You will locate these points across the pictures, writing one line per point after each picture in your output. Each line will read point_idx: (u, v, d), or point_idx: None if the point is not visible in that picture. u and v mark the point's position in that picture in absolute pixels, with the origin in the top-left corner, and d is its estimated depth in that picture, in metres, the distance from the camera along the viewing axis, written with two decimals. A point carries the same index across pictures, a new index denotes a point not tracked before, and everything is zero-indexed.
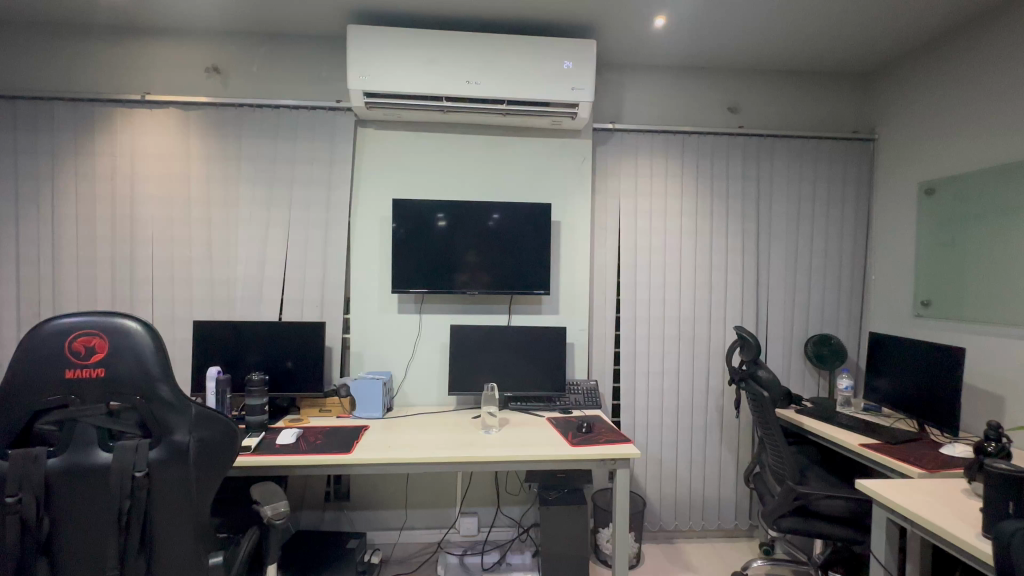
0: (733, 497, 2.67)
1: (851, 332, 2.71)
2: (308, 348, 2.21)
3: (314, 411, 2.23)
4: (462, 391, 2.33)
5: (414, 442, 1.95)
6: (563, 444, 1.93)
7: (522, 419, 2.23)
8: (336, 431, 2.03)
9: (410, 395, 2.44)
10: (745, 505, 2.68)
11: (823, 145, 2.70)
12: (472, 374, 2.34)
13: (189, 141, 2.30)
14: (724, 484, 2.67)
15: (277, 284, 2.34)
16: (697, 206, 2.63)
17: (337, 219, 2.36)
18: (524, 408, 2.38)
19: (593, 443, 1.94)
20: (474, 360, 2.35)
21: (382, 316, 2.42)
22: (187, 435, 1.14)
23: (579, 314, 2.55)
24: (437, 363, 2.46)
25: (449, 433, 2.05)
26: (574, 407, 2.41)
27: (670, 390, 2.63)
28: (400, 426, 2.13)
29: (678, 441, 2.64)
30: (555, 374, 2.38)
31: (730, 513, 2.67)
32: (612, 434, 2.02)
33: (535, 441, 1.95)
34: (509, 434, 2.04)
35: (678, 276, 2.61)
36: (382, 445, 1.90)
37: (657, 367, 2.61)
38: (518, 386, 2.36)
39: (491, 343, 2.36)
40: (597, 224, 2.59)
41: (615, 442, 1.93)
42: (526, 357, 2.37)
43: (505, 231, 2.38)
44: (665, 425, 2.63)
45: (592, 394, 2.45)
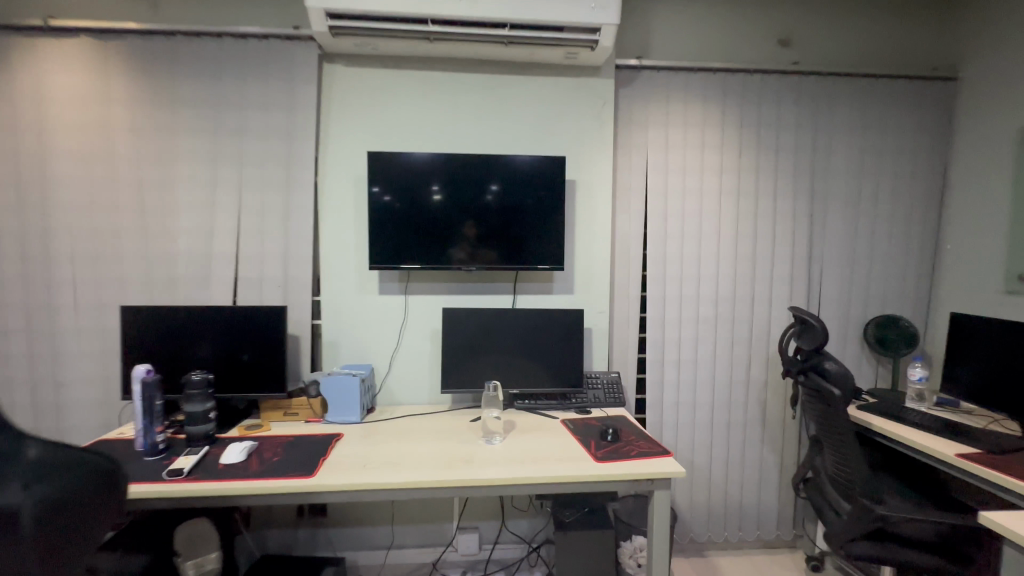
0: (775, 503, 2.30)
1: (918, 312, 2.29)
2: (268, 339, 1.79)
3: (277, 415, 1.83)
4: (459, 386, 1.93)
5: (397, 456, 1.53)
6: (587, 458, 1.52)
7: (533, 423, 1.82)
8: (301, 444, 1.61)
9: (397, 391, 2.04)
10: (789, 511, 2.32)
11: (893, 86, 2.22)
12: (470, 367, 1.94)
13: (109, 79, 1.82)
14: (765, 489, 2.30)
15: (228, 259, 1.90)
16: (741, 162, 2.17)
17: (300, 179, 1.90)
18: (534, 408, 1.97)
19: (624, 458, 1.53)
20: (473, 350, 1.94)
21: (360, 298, 1.99)
22: (28, 493, 0.77)
23: (599, 293, 2.13)
24: (428, 353, 2.04)
25: (442, 442, 1.64)
26: (594, 406, 2.01)
27: (704, 382, 2.22)
28: (382, 433, 1.72)
29: (713, 441, 2.25)
30: (570, 365, 1.97)
31: (771, 521, 2.30)
32: (647, 444, 1.62)
33: (551, 455, 1.54)
34: (519, 445, 1.62)
35: (717, 247, 2.17)
36: (356, 462, 1.49)
37: (690, 354, 2.20)
38: (526, 381, 1.95)
39: (493, 330, 1.95)
40: (620, 184, 2.13)
41: (652, 456, 1.53)
42: (537, 347, 1.96)
43: (510, 192, 1.93)
44: (697, 422, 2.24)
45: (616, 390, 2.05)
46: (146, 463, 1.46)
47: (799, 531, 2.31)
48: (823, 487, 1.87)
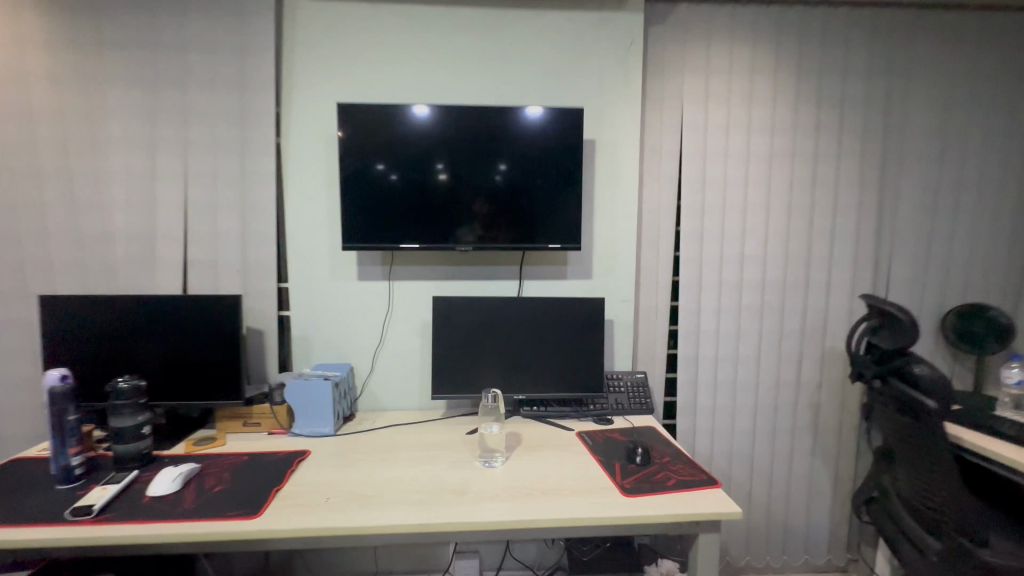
0: (826, 523, 1.96)
1: (1007, 299, 1.90)
2: (222, 335, 1.48)
3: (234, 427, 1.52)
4: (454, 390, 1.61)
5: (371, 484, 1.22)
6: (612, 490, 1.19)
7: (542, 437, 1.50)
8: (254, 469, 1.30)
9: (381, 395, 1.73)
10: (842, 533, 1.98)
11: (988, 20, 1.79)
12: (465, 368, 1.62)
13: (20, 16, 1.48)
14: (815, 507, 1.96)
15: (174, 238, 1.58)
16: (798, 116, 1.77)
17: (258, 139, 1.56)
18: (544, 416, 1.64)
19: (658, 490, 1.19)
20: (470, 348, 1.62)
21: (334, 285, 1.67)
22: None
23: (621, 278, 1.78)
24: (418, 350, 1.73)
25: (429, 463, 1.33)
26: (616, 414, 1.67)
27: (746, 383, 1.87)
28: (357, 450, 1.41)
29: (755, 452, 1.91)
30: (587, 365, 1.64)
31: (821, 545, 1.97)
32: (686, 470, 1.28)
33: (565, 485, 1.21)
34: (525, 469, 1.30)
35: (765, 221, 1.80)
36: (318, 494, 1.17)
37: (730, 350, 1.85)
38: (534, 384, 1.62)
39: (495, 324, 1.62)
40: (648, 145, 1.76)
41: (695, 488, 1.20)
42: (547, 343, 1.63)
43: (513, 154, 1.58)
44: (737, 430, 1.90)
45: (642, 395, 1.71)
46: (56, 494, 1.16)
47: (853, 555, 1.97)
48: (893, 506, 1.57)
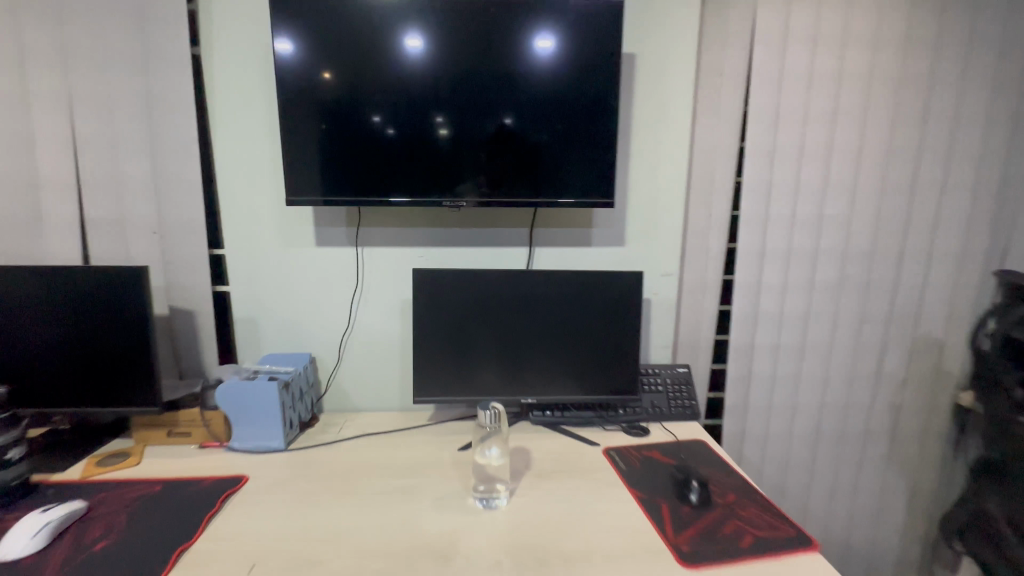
0: (894, 541, 1.63)
1: None
2: (125, 321, 1.10)
3: (156, 439, 1.17)
4: (443, 391, 1.24)
5: (321, 540, 0.87)
6: (663, 555, 0.83)
7: (559, 457, 1.13)
8: (167, 508, 0.95)
9: (352, 392, 1.37)
10: (912, 552, 1.65)
11: None
12: (457, 362, 1.24)
13: None
14: (883, 524, 1.62)
15: (67, 190, 1.18)
16: (911, 24, 1.29)
17: (170, 52, 1.13)
18: (558, 424, 1.28)
19: (732, 551, 0.84)
20: (464, 336, 1.24)
21: (286, 252, 1.28)
22: None
23: (659, 244, 1.37)
24: (399, 337, 1.35)
25: (406, 500, 0.97)
26: (652, 421, 1.31)
27: (812, 378, 1.49)
28: (310, 476, 1.05)
29: (817, 461, 1.55)
30: (614, 360, 1.26)
31: (887, 564, 1.65)
32: (762, 519, 0.92)
33: (596, 546, 0.85)
34: (539, 513, 0.94)
35: (852, 172, 1.36)
36: (242, 558, 0.82)
37: (794, 338, 1.46)
38: (546, 383, 1.26)
39: (496, 305, 1.23)
40: (704, 65, 1.30)
41: (780, 554, 0.83)
42: (565, 331, 1.25)
43: (523, 74, 1.14)
44: (796, 435, 1.53)
45: (684, 395, 1.35)
46: None
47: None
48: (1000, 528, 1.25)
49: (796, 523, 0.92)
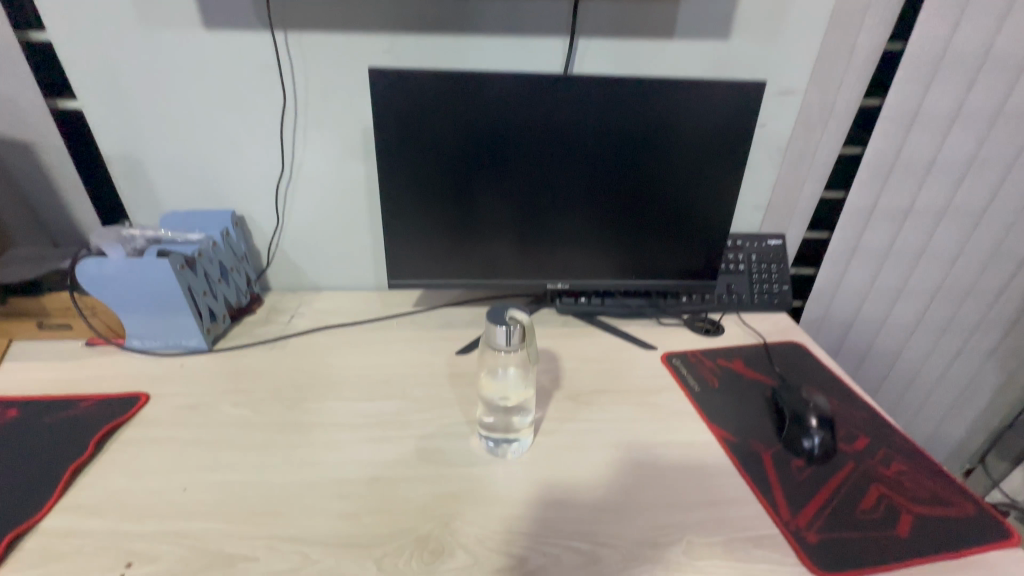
0: (971, 442, 1.39)
1: None
2: None
3: (25, 332, 0.82)
4: (431, 269, 0.86)
5: (242, 515, 0.56)
6: (771, 556, 0.53)
7: (599, 369, 0.80)
8: (18, 448, 0.63)
9: (307, 265, 0.98)
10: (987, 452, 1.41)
11: None
12: (451, 229, 0.83)
13: None
14: (963, 425, 1.36)
15: None
16: None
17: None
18: (596, 315, 0.92)
19: (888, 545, 0.54)
20: (460, 189, 0.80)
21: (157, 41, 0.76)
22: None
23: (776, 42, 0.84)
24: (363, 188, 0.90)
25: (378, 443, 0.65)
26: (725, 313, 0.94)
27: (940, 253, 1.09)
28: (241, 398, 0.72)
29: (908, 353, 1.24)
30: (682, 228, 0.85)
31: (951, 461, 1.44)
32: (915, 484, 0.61)
33: (669, 531, 0.55)
34: (578, 468, 0.63)
35: None
36: (116, 552, 0.51)
37: (935, 197, 1.02)
38: (579, 259, 0.86)
39: (512, 139, 0.76)
40: None
41: (960, 551, 0.53)
42: (618, 185, 0.80)
43: None
44: (890, 323, 1.19)
45: (773, 278, 0.96)
46: None
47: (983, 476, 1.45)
48: None
49: (966, 489, 0.61)
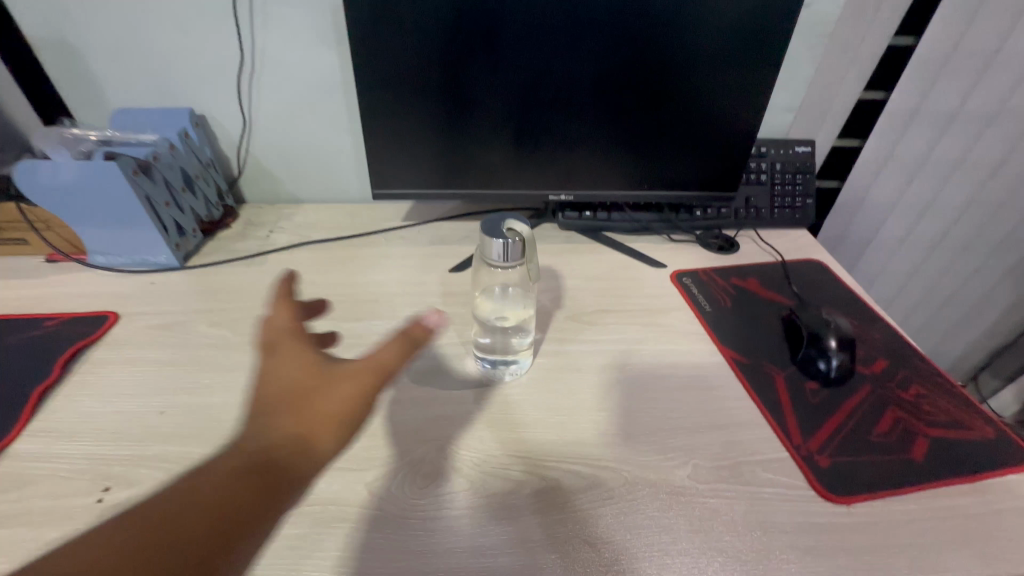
0: (974, 364, 1.37)
1: None
2: None
3: None
4: (419, 177, 0.77)
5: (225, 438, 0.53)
6: (780, 480, 0.51)
7: (603, 288, 0.74)
8: None
9: (283, 175, 0.89)
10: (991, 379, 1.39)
11: None
12: (441, 129, 0.73)
13: None
14: (968, 348, 1.33)
15: None
16: None
17: None
18: (601, 230, 0.85)
19: (902, 469, 0.51)
20: (450, 81, 0.69)
21: None
22: None
23: None
24: (337, 83, 0.78)
25: None
26: (740, 229, 0.87)
27: (979, 165, 0.99)
28: (219, 318, 0.67)
29: (922, 272, 1.19)
30: (703, 131, 0.74)
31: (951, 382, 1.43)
32: (934, 407, 0.58)
33: (675, 455, 0.53)
34: (580, 390, 0.59)
35: None
36: (91, 476, 0.49)
37: (987, 98, 0.91)
38: (584, 167, 0.77)
39: (509, 18, 0.64)
40: None
41: (975, 474, 0.51)
42: (633, 76, 0.69)
43: None
44: (910, 240, 1.13)
45: (796, 191, 0.87)
46: None
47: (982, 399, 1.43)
48: None
49: (987, 412, 0.58)
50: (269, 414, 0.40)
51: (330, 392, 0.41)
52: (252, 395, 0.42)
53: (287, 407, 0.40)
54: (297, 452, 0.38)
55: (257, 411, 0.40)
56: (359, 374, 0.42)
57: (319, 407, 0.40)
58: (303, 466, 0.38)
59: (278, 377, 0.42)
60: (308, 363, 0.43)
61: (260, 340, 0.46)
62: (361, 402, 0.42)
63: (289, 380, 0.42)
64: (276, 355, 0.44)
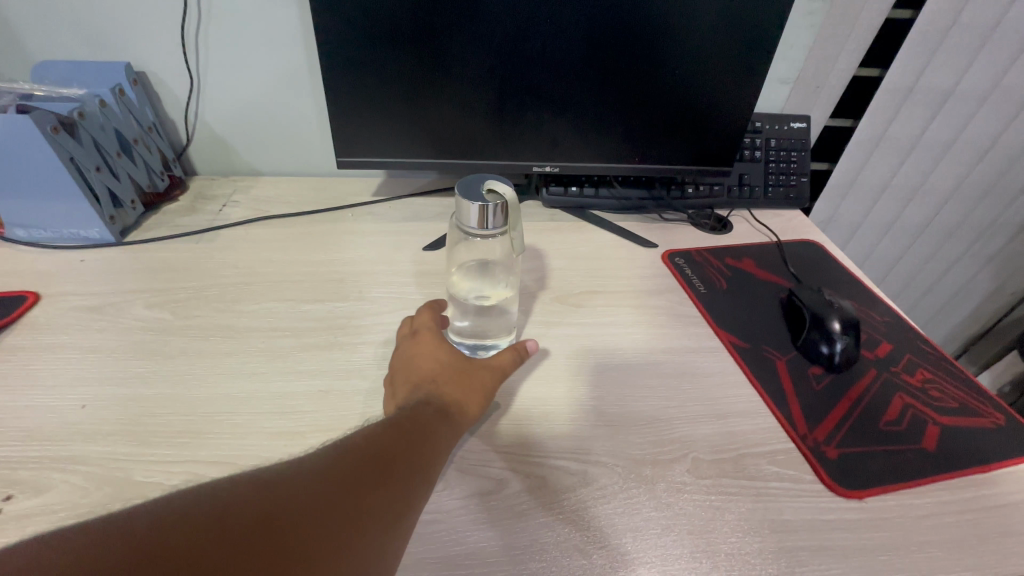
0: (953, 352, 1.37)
1: None
2: None
3: None
4: (391, 146, 0.70)
5: (157, 436, 0.45)
6: (786, 473, 0.46)
7: (591, 268, 0.69)
8: None
9: (239, 144, 0.80)
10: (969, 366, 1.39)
11: None
12: (415, 91, 0.66)
13: None
14: (948, 336, 1.33)
15: None
16: None
17: None
18: (588, 208, 0.80)
19: (914, 458, 0.48)
20: (423, 35, 0.61)
21: None
22: None
23: None
24: (298, 39, 0.70)
25: (327, 351, 0.54)
26: (733, 208, 0.83)
27: (970, 148, 0.97)
28: (159, 299, 0.59)
29: (908, 258, 1.18)
30: (698, 101, 0.69)
31: None
32: (941, 393, 0.54)
33: (672, 447, 0.48)
34: (568, 378, 0.54)
35: None
36: None
37: (983, 76, 0.88)
38: (572, 138, 0.71)
39: None
40: None
41: (989, 464, 0.48)
42: (625, 34, 0.63)
43: None
44: (897, 225, 1.11)
45: (791, 169, 0.83)
46: None
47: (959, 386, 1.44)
48: None
49: (995, 397, 0.55)
50: (426, 381, 0.45)
51: (471, 372, 0.47)
52: (397, 373, 0.48)
53: (439, 380, 0.45)
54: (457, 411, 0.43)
55: (411, 386, 0.45)
56: (491, 363, 0.48)
57: (463, 382, 0.46)
58: (462, 423, 0.43)
59: (418, 361, 0.47)
60: (445, 348, 0.48)
61: (402, 333, 0.53)
62: (494, 389, 0.47)
63: (430, 361, 0.47)
64: (414, 342, 0.50)
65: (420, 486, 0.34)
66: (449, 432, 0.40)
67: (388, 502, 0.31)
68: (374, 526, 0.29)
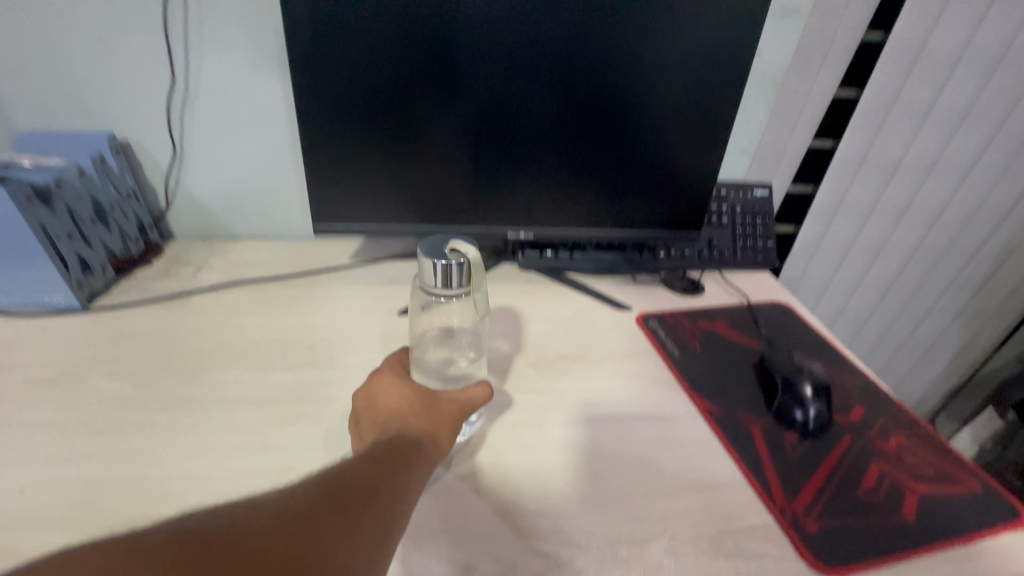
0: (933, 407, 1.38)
1: None
2: None
3: None
4: (369, 212, 0.72)
5: (100, 522, 0.42)
6: (766, 551, 0.44)
7: (566, 332, 0.69)
8: None
9: (218, 210, 0.81)
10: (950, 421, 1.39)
11: None
12: (393, 162, 0.68)
13: None
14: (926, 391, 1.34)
15: None
16: None
17: None
18: (564, 271, 0.81)
19: (895, 530, 0.47)
20: (403, 110, 0.65)
21: None
22: None
23: None
24: (281, 112, 0.73)
25: (292, 424, 0.52)
26: (704, 270, 0.85)
27: (923, 211, 1.03)
28: (120, 369, 0.57)
29: (879, 314, 1.20)
30: (665, 173, 0.73)
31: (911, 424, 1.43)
32: (917, 458, 0.54)
33: (648, 524, 0.46)
34: (541, 448, 0.52)
35: None
36: None
37: (928, 147, 0.95)
38: (546, 205, 0.74)
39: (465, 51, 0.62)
40: None
41: (970, 534, 0.47)
42: (593, 112, 0.67)
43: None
44: (865, 284, 1.15)
45: (757, 233, 0.86)
46: None
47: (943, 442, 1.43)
48: None
49: (969, 462, 0.55)
50: (392, 421, 0.45)
51: (437, 407, 0.47)
52: (364, 413, 0.48)
53: (403, 418, 0.45)
54: (428, 447, 0.43)
55: (378, 427, 0.46)
56: (458, 395, 0.48)
57: (427, 417, 0.46)
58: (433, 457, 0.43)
59: (386, 397, 0.48)
60: (410, 386, 0.49)
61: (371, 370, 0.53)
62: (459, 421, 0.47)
63: (395, 400, 0.48)
64: (378, 377, 0.50)
65: (397, 515, 0.35)
66: (418, 464, 0.40)
67: (370, 528, 0.32)
68: (369, 539, 0.32)
